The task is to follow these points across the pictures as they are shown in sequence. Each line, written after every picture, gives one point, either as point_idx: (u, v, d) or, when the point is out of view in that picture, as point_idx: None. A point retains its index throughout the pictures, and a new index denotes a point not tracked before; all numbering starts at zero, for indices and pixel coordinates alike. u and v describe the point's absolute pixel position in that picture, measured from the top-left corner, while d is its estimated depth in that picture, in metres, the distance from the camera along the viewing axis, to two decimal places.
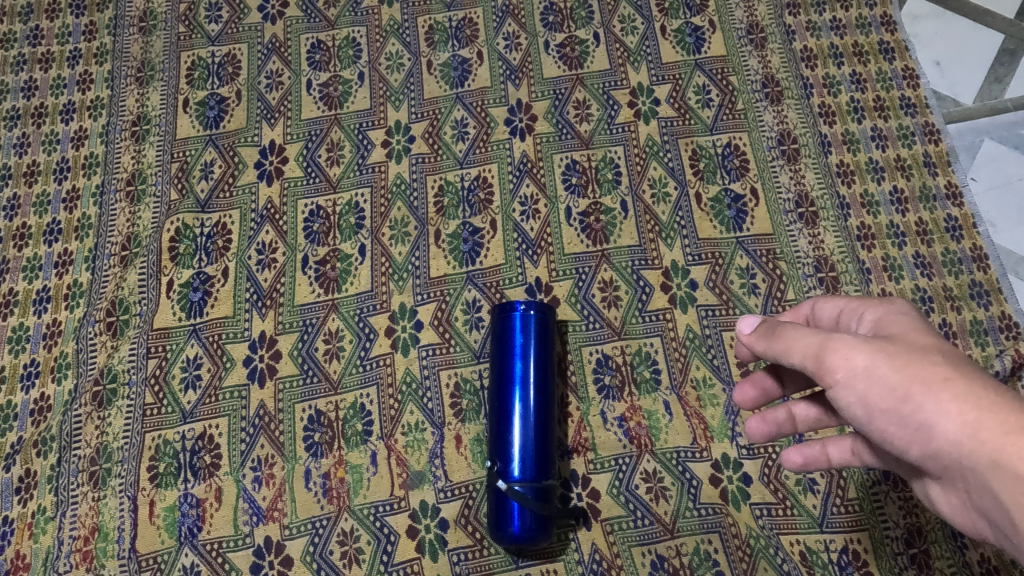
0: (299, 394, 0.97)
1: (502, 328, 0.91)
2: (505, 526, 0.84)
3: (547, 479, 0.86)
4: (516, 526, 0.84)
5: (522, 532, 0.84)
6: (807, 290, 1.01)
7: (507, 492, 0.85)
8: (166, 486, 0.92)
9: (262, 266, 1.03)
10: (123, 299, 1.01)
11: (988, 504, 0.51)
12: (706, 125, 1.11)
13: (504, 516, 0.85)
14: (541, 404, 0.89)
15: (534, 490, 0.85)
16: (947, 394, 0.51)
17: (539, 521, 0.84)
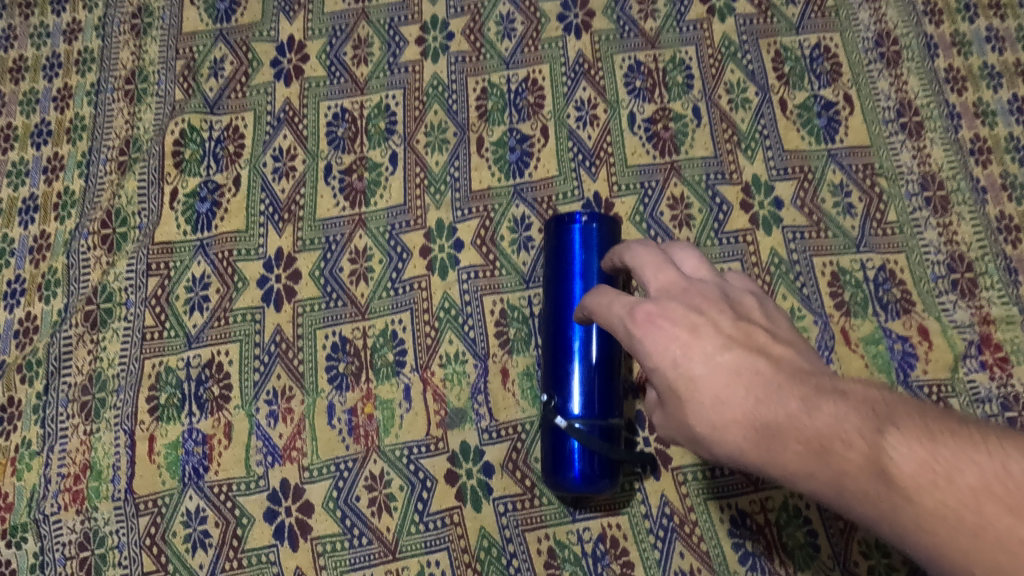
0: (322, 319, 0.84)
1: (560, 245, 0.77)
2: (563, 471, 0.71)
3: (612, 417, 0.72)
4: (575, 471, 0.71)
5: (581, 480, 0.71)
6: (912, 211, 0.86)
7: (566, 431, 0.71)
8: (168, 420, 0.80)
9: (279, 174, 0.90)
10: (120, 209, 0.88)
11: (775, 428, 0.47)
12: (791, 23, 0.95)
13: (562, 459, 0.71)
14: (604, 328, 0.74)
15: (595, 429, 0.71)
16: (704, 415, 0.49)
17: (604, 466, 0.71)
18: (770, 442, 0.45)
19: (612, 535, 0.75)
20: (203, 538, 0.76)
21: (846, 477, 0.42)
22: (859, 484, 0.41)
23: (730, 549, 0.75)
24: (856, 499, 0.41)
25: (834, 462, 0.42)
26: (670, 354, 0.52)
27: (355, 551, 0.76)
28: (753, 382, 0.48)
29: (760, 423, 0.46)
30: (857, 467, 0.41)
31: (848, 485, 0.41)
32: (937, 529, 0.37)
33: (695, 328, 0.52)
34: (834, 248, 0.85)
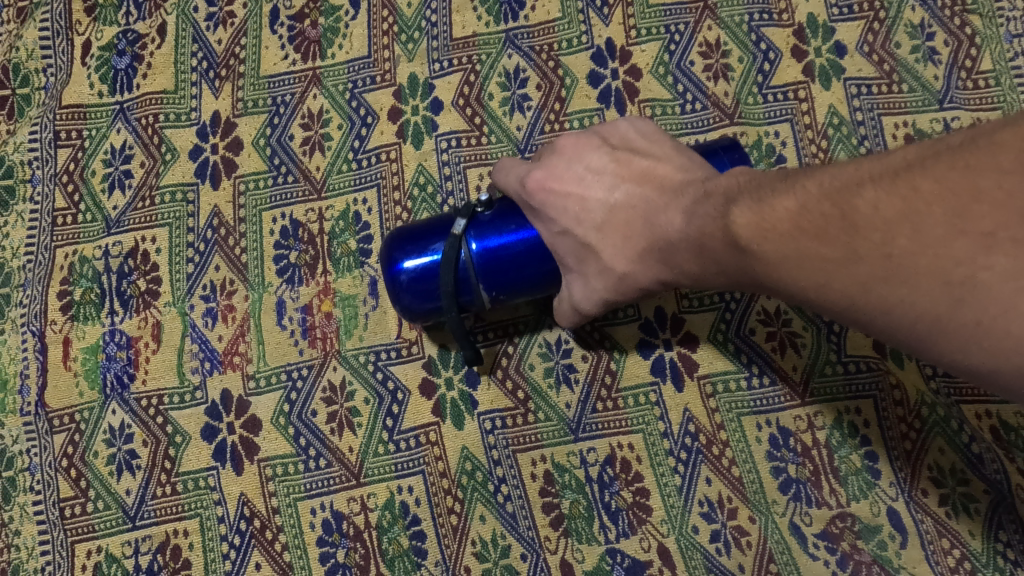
0: (268, 199, 0.68)
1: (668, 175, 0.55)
2: (409, 244, 0.53)
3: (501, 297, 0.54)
4: (412, 270, 0.52)
5: (401, 281, 0.52)
6: (1012, 57, 0.67)
7: (453, 245, 0.51)
8: (85, 320, 0.66)
9: (214, 22, 0.72)
10: (20, 65, 0.72)
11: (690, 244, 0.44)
12: None
13: (423, 243, 0.53)
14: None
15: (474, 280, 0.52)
16: (616, 263, 0.48)
17: (421, 301, 0.53)
18: (672, 262, 0.45)
19: (622, 457, 0.62)
20: (130, 459, 0.63)
21: (731, 271, 0.41)
22: (739, 271, 0.40)
23: (768, 475, 0.61)
24: (747, 281, 0.40)
25: (711, 256, 0.41)
26: (570, 209, 0.50)
27: (311, 475, 0.63)
28: (641, 213, 0.46)
29: (655, 248, 0.45)
30: (723, 254, 0.40)
31: (734, 272, 0.41)
32: (791, 287, 0.37)
33: (582, 178, 0.50)
34: (909, 104, 0.67)
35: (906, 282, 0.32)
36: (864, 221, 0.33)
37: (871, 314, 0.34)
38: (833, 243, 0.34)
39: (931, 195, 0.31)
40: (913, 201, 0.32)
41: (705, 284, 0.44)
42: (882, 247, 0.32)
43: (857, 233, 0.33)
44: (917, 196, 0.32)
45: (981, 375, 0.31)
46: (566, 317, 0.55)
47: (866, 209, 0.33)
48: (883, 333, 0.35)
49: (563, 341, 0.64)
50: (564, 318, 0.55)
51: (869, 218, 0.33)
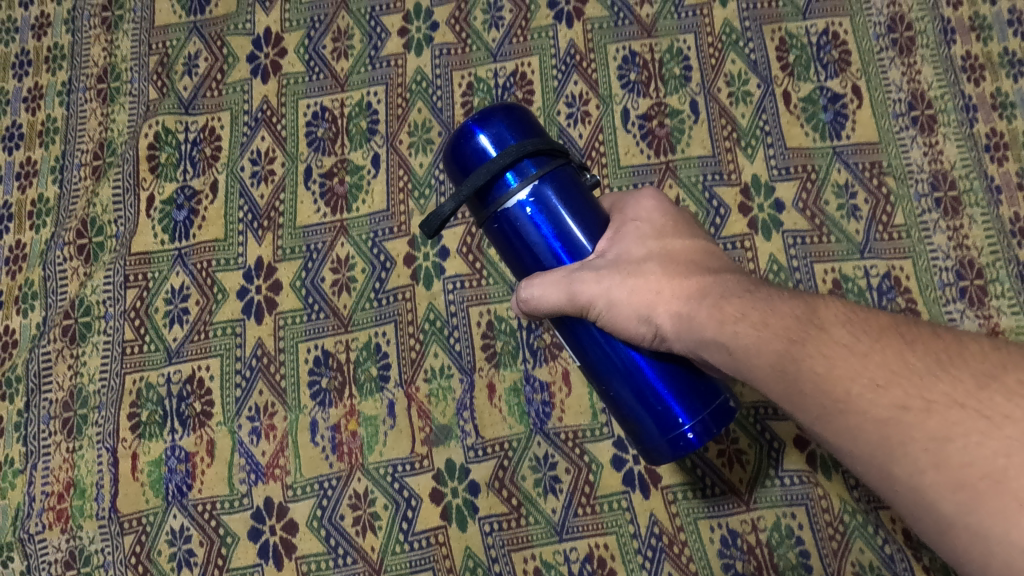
0: (303, 333, 0.81)
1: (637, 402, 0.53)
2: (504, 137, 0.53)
3: (521, 219, 0.53)
4: (500, 131, 0.53)
5: (497, 121, 0.53)
6: (920, 213, 0.81)
7: (548, 151, 0.53)
8: (151, 437, 0.79)
9: (257, 179, 0.86)
10: (95, 217, 0.86)
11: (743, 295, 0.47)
12: (797, 7, 0.89)
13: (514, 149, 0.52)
14: (615, 409, 0.55)
15: (528, 180, 0.52)
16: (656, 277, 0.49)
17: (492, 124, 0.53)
18: (720, 304, 0.46)
19: (599, 555, 0.74)
20: (188, 556, 0.76)
21: (782, 331, 0.44)
22: (790, 340, 0.43)
23: (719, 570, 0.73)
24: (790, 350, 0.43)
25: (776, 315, 0.44)
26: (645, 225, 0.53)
27: (340, 570, 0.75)
28: (722, 270, 0.50)
29: (715, 289, 0.48)
30: (794, 321, 0.44)
31: (786, 339, 0.43)
32: (844, 377, 0.41)
33: (684, 221, 0.54)
34: (836, 253, 0.81)
35: (989, 422, 0.37)
36: (964, 353, 0.40)
37: (921, 438, 0.38)
38: (918, 353, 0.40)
39: None
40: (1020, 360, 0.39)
41: (724, 345, 0.45)
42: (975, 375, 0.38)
43: (958, 361, 0.39)
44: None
45: (1004, 552, 0.35)
46: (533, 283, 0.53)
47: (970, 348, 0.40)
48: (911, 477, 0.38)
49: (549, 456, 0.76)
50: (530, 283, 0.53)
51: (976, 354, 0.40)
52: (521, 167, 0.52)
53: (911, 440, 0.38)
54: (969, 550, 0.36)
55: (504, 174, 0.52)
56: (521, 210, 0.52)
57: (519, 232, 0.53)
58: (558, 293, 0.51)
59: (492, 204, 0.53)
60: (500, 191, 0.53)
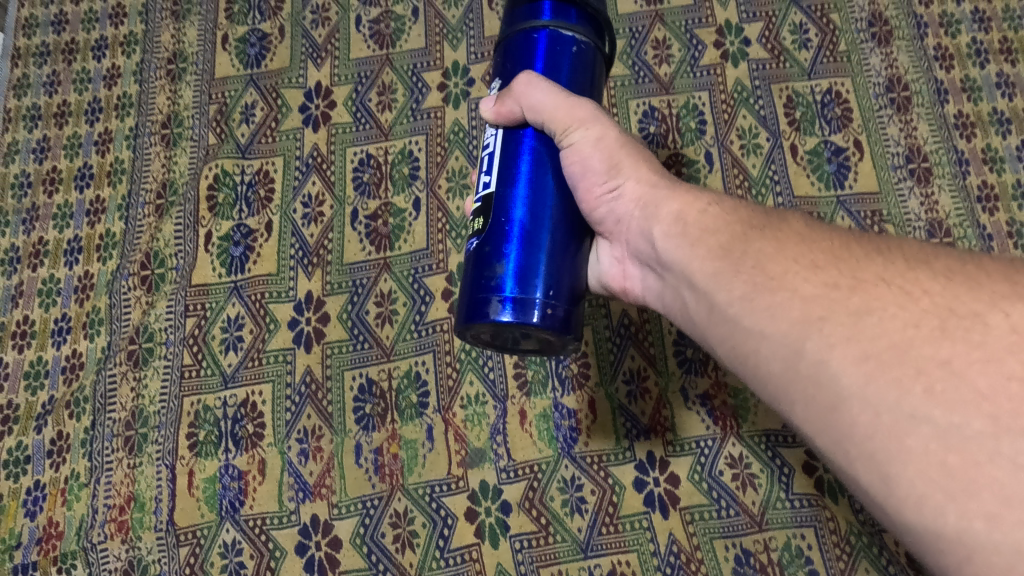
0: (349, 361, 0.88)
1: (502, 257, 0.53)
2: None
3: (546, 37, 0.55)
4: None
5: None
6: None
7: (595, 20, 0.56)
8: (206, 456, 0.85)
9: (308, 220, 0.94)
10: (158, 251, 0.94)
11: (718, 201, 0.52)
12: (803, 68, 0.98)
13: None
14: (491, 247, 0.54)
15: (569, 24, 0.55)
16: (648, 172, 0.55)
17: None
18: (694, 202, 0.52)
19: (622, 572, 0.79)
20: (239, 569, 0.82)
21: (746, 217, 0.50)
22: (749, 225, 0.49)
23: None
24: (747, 231, 0.48)
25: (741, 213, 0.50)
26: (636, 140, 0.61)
27: None
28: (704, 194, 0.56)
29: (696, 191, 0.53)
30: (758, 216, 0.50)
31: (747, 225, 0.49)
32: (780, 254, 0.45)
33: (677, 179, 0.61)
34: None
35: (908, 297, 0.39)
36: (904, 248, 0.43)
37: (841, 314, 0.40)
38: (863, 245, 0.44)
39: (973, 264, 0.41)
40: (958, 259, 0.42)
41: (690, 220, 0.51)
42: (909, 262, 0.42)
43: (896, 251, 0.43)
44: (962, 261, 0.41)
45: (894, 420, 0.36)
46: (533, 78, 0.54)
47: (911, 247, 0.43)
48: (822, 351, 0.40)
49: (576, 478, 0.82)
50: (534, 78, 0.54)
51: (915, 251, 0.43)
52: (566, 12, 0.55)
53: (829, 310, 0.41)
54: (855, 426, 0.38)
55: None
56: (547, 33, 0.55)
57: (536, 46, 0.55)
58: (555, 105, 0.53)
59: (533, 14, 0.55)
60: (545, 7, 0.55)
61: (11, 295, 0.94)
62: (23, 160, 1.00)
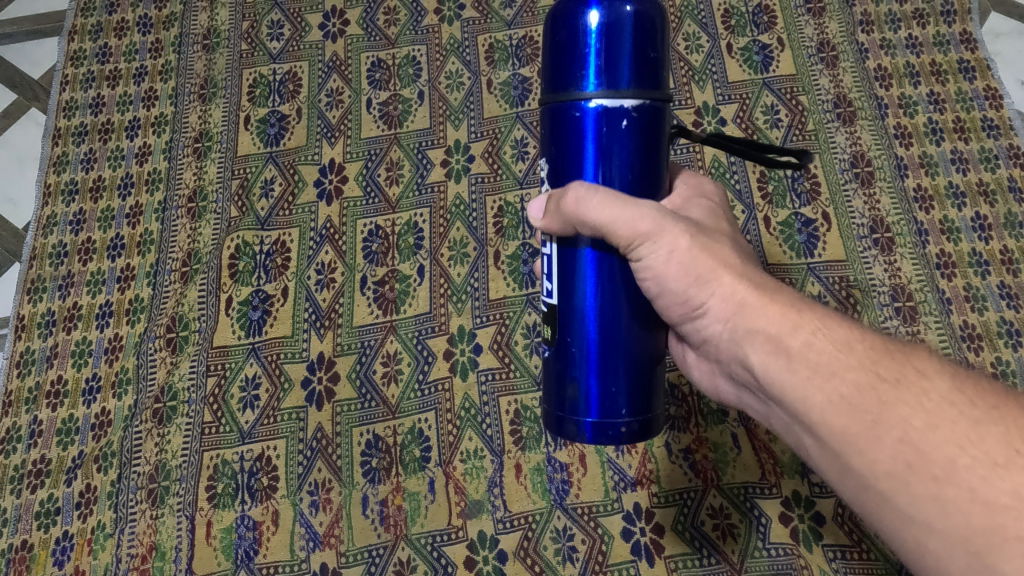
0: (357, 418, 0.95)
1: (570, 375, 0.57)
2: (613, 36, 0.50)
3: (594, 112, 0.51)
4: (619, 28, 0.50)
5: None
6: (883, 321, 0.96)
7: (644, 81, 0.51)
8: (224, 507, 0.92)
9: (321, 285, 1.02)
10: (183, 315, 1.02)
11: (834, 335, 0.49)
12: (774, 146, 1.07)
13: (612, 58, 0.50)
14: (561, 361, 0.58)
15: (618, 84, 0.50)
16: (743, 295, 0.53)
17: (614, 19, 0.50)
18: (813, 345, 0.49)
19: None
20: None
21: (865, 357, 0.48)
22: (878, 377, 0.46)
23: None
24: (876, 384, 0.46)
25: (874, 362, 0.47)
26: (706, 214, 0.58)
27: None
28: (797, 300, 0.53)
29: (806, 321, 0.50)
30: (884, 360, 0.47)
31: (873, 374, 0.46)
32: (928, 427, 0.43)
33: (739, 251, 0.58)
34: None
35: None
36: None
37: None
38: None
39: None
40: None
41: (806, 363, 0.49)
42: None
43: None
44: None
45: None
46: (582, 192, 0.52)
47: None
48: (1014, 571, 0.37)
49: (568, 528, 0.88)
50: (583, 191, 0.52)
51: None
52: (611, 82, 0.50)
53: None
54: None
55: (599, 61, 0.50)
56: (592, 111, 0.51)
57: (579, 128, 0.52)
58: (619, 221, 0.52)
59: (576, 87, 0.51)
60: (587, 74, 0.51)
61: (46, 356, 1.01)
62: (60, 230, 1.09)
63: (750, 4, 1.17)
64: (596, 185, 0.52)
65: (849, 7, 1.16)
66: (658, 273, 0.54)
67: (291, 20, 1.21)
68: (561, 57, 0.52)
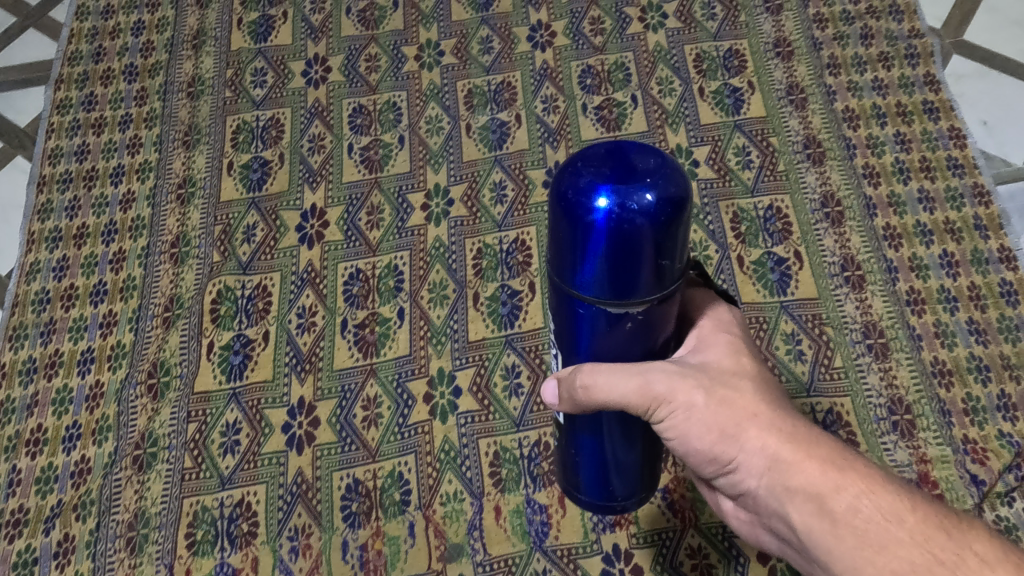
0: (337, 462, 0.95)
1: (577, 472, 0.68)
2: (621, 250, 0.43)
3: (595, 309, 0.48)
4: (628, 244, 0.43)
5: (639, 203, 0.41)
6: (856, 358, 0.97)
7: (656, 282, 0.45)
8: (203, 554, 0.91)
9: (302, 329, 1.03)
10: (164, 361, 1.02)
11: (880, 503, 0.49)
12: (747, 187, 1.09)
13: (619, 267, 0.44)
14: (573, 463, 0.68)
15: (622, 289, 0.45)
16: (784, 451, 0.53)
17: (623, 235, 0.42)
18: (859, 517, 0.49)
19: None
20: None
21: (918, 532, 0.48)
22: (934, 559, 0.47)
23: None
24: (932, 566, 0.46)
25: (925, 543, 0.47)
26: (726, 348, 0.57)
27: None
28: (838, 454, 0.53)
29: (851, 485, 0.51)
30: (937, 538, 0.48)
31: (928, 554, 0.47)
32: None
33: (775, 389, 0.57)
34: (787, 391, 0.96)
35: None
36: None
37: None
38: None
39: None
40: None
41: (852, 530, 0.49)
42: None
43: None
44: None
45: None
46: (587, 375, 0.54)
47: None
48: None
49: (548, 570, 0.88)
50: (587, 374, 0.54)
51: None
52: (616, 287, 0.45)
53: None
54: None
55: (603, 267, 0.44)
56: (593, 309, 0.48)
57: (580, 317, 0.50)
58: (629, 395, 0.54)
59: (577, 277, 0.46)
60: (591, 271, 0.45)
61: (27, 404, 1.02)
62: (44, 277, 1.10)
63: (721, 49, 1.20)
64: (598, 366, 0.54)
65: (816, 51, 1.19)
66: (682, 429, 0.56)
67: (274, 67, 1.24)
68: (565, 241, 0.45)
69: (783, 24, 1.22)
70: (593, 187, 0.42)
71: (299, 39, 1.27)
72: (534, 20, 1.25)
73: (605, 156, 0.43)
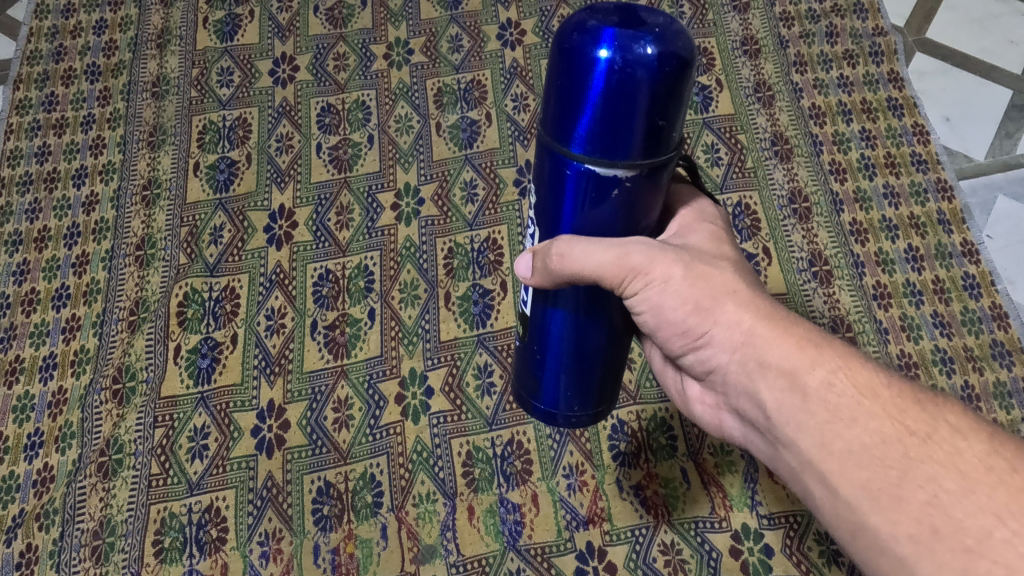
0: (309, 465, 0.94)
1: (535, 370, 0.65)
2: (619, 101, 0.42)
3: (582, 172, 0.47)
4: (626, 94, 0.42)
5: (643, 48, 0.41)
6: None
7: (647, 144, 0.45)
8: (171, 562, 0.90)
9: (271, 331, 1.02)
10: (129, 365, 1.00)
11: (857, 378, 0.47)
12: (716, 183, 1.10)
13: (614, 122, 0.43)
14: (532, 363, 0.65)
15: (614, 147, 0.45)
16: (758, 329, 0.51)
17: (624, 83, 0.42)
18: (834, 391, 0.47)
19: None
20: None
21: (892, 405, 0.46)
22: (906, 429, 0.44)
23: None
24: (904, 438, 0.44)
25: (897, 413, 0.45)
26: (708, 236, 0.56)
27: None
28: (817, 337, 0.51)
29: (825, 363, 0.48)
30: (912, 410, 0.45)
31: (901, 426, 0.45)
32: (960, 490, 0.41)
33: (754, 279, 0.55)
34: None
35: None
36: None
37: None
38: None
39: None
40: None
41: (825, 405, 0.47)
42: None
43: None
44: None
45: None
46: (563, 249, 0.51)
47: None
48: None
49: (521, 570, 0.88)
50: (563, 247, 0.51)
51: None
52: (608, 149, 0.45)
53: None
54: None
55: (597, 120, 0.44)
56: (580, 172, 0.47)
57: (566, 180, 0.48)
58: (605, 266, 0.51)
59: (570, 135, 0.46)
60: (584, 126, 0.45)
61: None
62: (3, 282, 1.08)
63: None
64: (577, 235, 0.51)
65: (783, 49, 1.20)
66: (655, 302, 0.53)
67: (241, 66, 1.23)
68: (562, 93, 0.45)
69: (750, 22, 1.23)
70: (598, 32, 0.42)
71: (265, 38, 1.25)
72: (503, 18, 1.24)
73: (615, 9, 0.43)
